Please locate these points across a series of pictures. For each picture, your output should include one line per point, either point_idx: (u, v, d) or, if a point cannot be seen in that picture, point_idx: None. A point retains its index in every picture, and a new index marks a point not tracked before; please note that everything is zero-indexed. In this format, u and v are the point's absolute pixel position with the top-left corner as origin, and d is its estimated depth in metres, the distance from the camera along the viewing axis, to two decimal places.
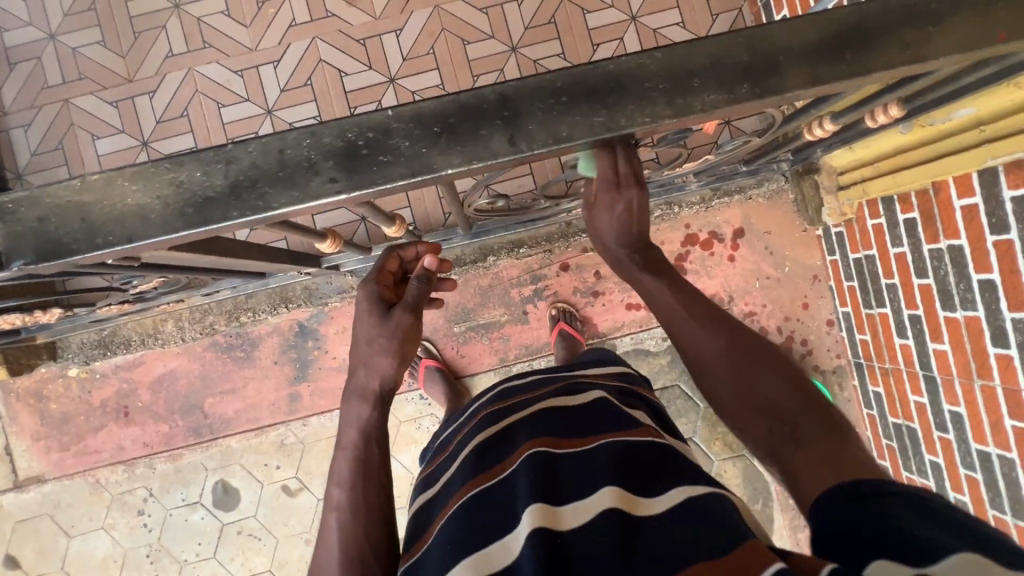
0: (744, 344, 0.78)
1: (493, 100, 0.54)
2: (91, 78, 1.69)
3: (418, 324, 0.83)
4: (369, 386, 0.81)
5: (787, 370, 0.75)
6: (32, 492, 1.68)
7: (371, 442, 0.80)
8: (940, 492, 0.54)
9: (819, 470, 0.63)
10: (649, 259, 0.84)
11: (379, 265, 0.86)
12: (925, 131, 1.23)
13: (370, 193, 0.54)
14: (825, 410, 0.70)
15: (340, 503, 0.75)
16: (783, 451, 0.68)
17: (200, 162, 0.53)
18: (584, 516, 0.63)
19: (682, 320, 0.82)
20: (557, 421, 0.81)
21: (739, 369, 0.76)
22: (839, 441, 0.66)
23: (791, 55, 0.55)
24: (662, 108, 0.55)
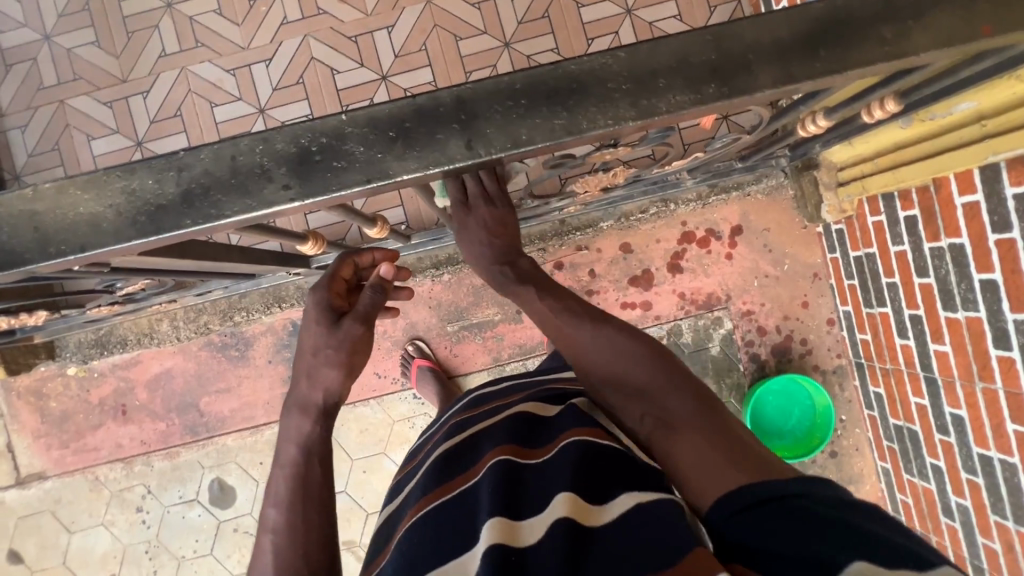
0: (615, 338, 0.84)
1: (449, 102, 0.52)
2: (85, 78, 1.70)
3: (367, 336, 0.86)
4: (312, 399, 0.81)
5: (658, 357, 0.81)
6: (34, 489, 1.71)
7: (312, 460, 0.77)
8: (811, 492, 0.59)
9: (690, 456, 0.68)
10: (519, 269, 0.96)
11: (332, 272, 0.90)
12: (925, 127, 1.19)
13: (324, 200, 0.53)
14: (694, 393, 0.76)
15: (275, 524, 0.72)
16: (661, 441, 0.73)
17: (151, 169, 0.52)
18: (540, 531, 0.63)
19: (555, 324, 0.89)
20: (519, 431, 0.82)
21: (614, 365, 0.82)
22: (704, 420, 0.72)
23: (761, 53, 0.53)
24: (625, 109, 0.53)
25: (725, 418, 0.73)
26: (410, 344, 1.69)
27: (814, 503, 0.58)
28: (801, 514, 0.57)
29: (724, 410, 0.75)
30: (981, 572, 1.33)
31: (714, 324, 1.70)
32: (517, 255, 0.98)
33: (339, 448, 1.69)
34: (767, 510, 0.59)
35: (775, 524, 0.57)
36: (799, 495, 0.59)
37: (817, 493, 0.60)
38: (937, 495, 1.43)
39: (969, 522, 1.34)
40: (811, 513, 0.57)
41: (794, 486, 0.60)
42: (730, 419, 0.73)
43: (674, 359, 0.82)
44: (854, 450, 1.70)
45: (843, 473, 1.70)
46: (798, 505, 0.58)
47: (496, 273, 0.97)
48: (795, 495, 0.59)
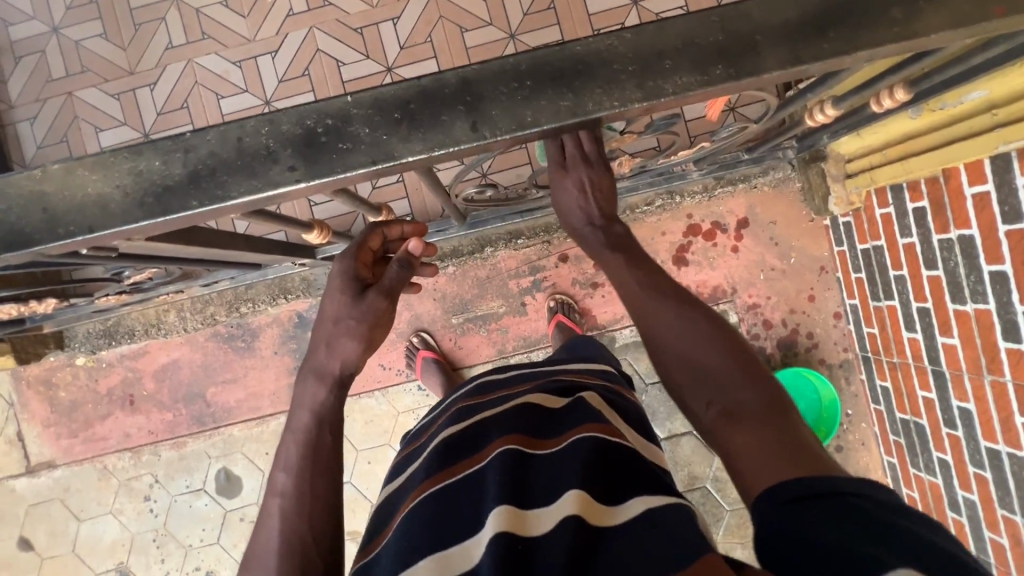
0: (699, 320, 0.80)
1: (454, 84, 0.52)
2: (94, 70, 1.71)
3: (391, 309, 0.86)
4: (328, 367, 0.80)
5: (737, 348, 0.78)
6: (44, 477, 1.73)
7: (323, 428, 0.77)
8: (864, 493, 0.59)
9: (754, 453, 0.66)
10: (613, 234, 0.88)
11: (361, 241, 0.88)
12: (936, 115, 1.18)
13: (330, 181, 0.53)
14: (766, 390, 0.73)
15: (283, 489, 0.73)
16: (723, 432, 0.71)
17: (158, 150, 0.52)
18: (549, 523, 0.63)
19: (639, 297, 0.83)
20: (527, 421, 0.82)
21: (690, 345, 0.78)
22: (778, 423, 0.69)
23: (769, 34, 0.53)
24: (631, 91, 0.53)
25: (794, 421, 0.71)
26: (414, 335, 1.69)
27: (868, 503, 0.58)
28: (856, 513, 0.57)
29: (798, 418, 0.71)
30: (987, 567, 1.32)
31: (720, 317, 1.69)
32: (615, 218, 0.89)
33: (344, 439, 1.70)
34: (824, 504, 0.58)
35: (830, 516, 0.57)
36: (853, 494, 0.59)
37: (874, 495, 0.59)
38: (943, 490, 1.43)
39: (976, 516, 1.33)
40: (859, 513, 0.57)
41: (852, 486, 0.59)
42: (795, 419, 0.71)
43: (753, 355, 0.78)
44: (860, 444, 1.69)
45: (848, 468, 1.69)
46: (853, 503, 0.58)
47: (585, 237, 0.89)
48: (853, 493, 0.59)
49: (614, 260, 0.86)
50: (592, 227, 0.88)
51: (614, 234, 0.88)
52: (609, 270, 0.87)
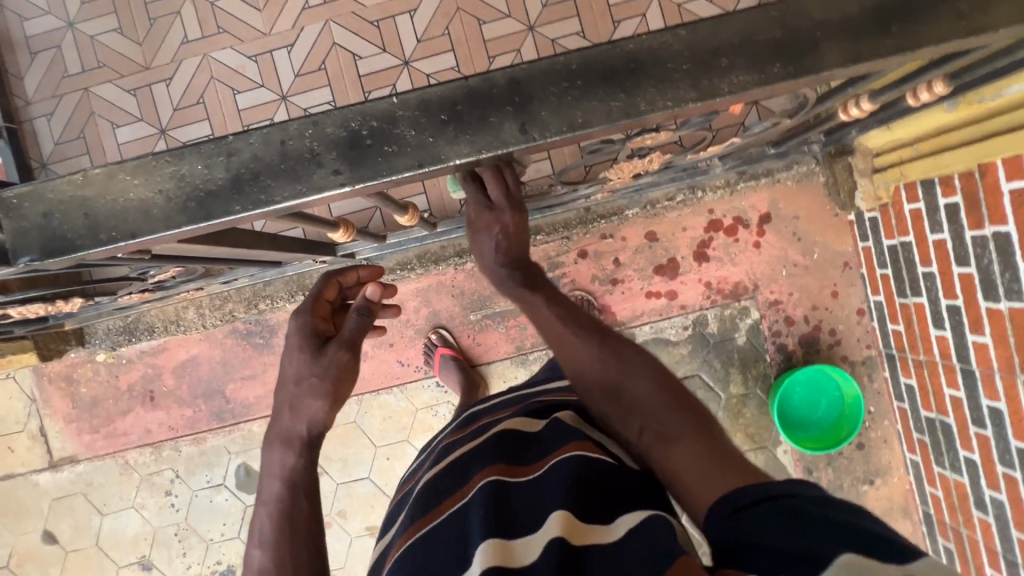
0: (620, 355, 0.89)
1: (503, 84, 0.50)
2: (109, 66, 1.70)
3: (354, 360, 0.85)
4: (296, 430, 0.81)
5: (659, 377, 0.86)
6: (66, 472, 1.74)
7: (297, 494, 0.77)
8: (797, 491, 0.61)
9: (689, 467, 0.73)
10: (529, 274, 0.99)
11: (316, 294, 0.89)
12: (972, 110, 1.15)
13: (374, 185, 0.52)
14: (692, 412, 0.81)
15: (261, 564, 0.72)
16: (661, 453, 0.77)
17: (201, 154, 0.51)
18: (535, 551, 0.62)
19: (563, 337, 0.93)
20: (506, 447, 0.80)
21: (616, 378, 0.86)
22: (703, 437, 0.77)
23: (829, 29, 0.51)
24: (685, 91, 0.51)
25: (721, 437, 0.78)
26: (433, 332, 1.68)
27: (800, 500, 0.59)
28: (789, 509, 0.58)
29: (720, 431, 0.79)
30: (1014, 567, 1.31)
31: (741, 313, 1.68)
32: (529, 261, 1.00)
33: (363, 435, 1.71)
34: (759, 509, 0.60)
35: (765, 519, 0.58)
36: (788, 494, 0.61)
37: (806, 493, 0.61)
38: (969, 489, 1.41)
39: (1003, 516, 1.31)
40: (797, 510, 0.58)
41: (782, 488, 0.62)
42: (719, 432, 0.79)
43: (672, 378, 0.87)
44: (882, 442, 1.67)
45: (870, 465, 1.68)
46: (786, 502, 0.59)
47: (500, 276, 0.98)
48: (783, 494, 0.61)
49: (534, 299, 0.97)
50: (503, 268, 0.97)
51: (529, 273, 0.99)
52: (531, 313, 0.98)
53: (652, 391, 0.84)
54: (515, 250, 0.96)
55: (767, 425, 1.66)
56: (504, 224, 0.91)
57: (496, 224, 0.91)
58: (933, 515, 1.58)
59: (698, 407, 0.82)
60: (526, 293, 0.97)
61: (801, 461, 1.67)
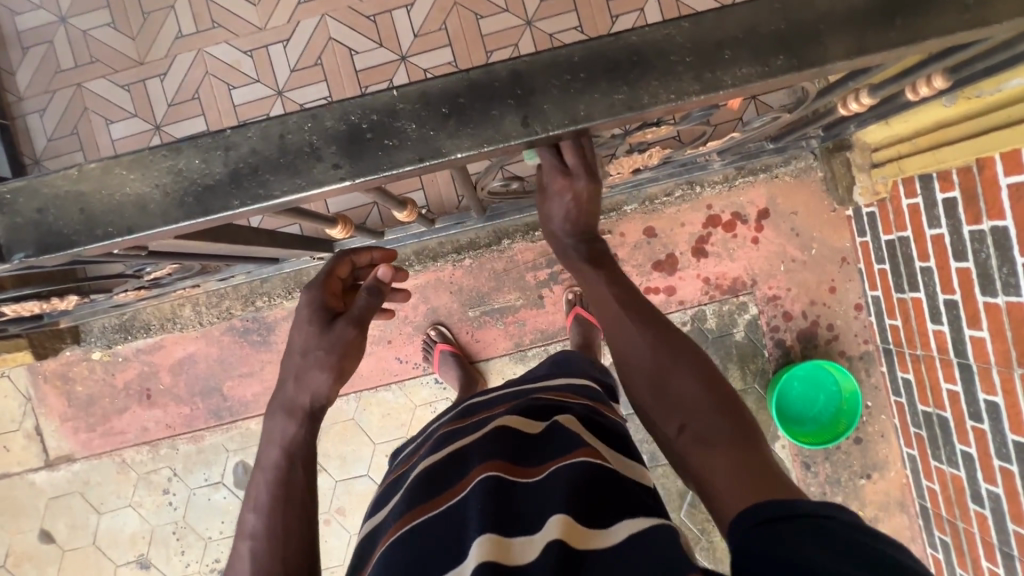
0: (672, 345, 0.85)
1: (505, 76, 0.50)
2: (103, 61, 1.68)
3: (362, 339, 0.85)
4: (298, 401, 0.80)
5: (708, 374, 0.82)
6: (63, 471, 1.73)
7: (295, 464, 0.76)
8: (828, 514, 0.60)
9: (726, 475, 0.71)
10: (595, 250, 0.90)
11: (329, 270, 0.88)
12: (972, 104, 1.15)
13: (375, 179, 0.51)
14: (736, 414, 0.78)
15: (254, 531, 0.72)
16: (699, 455, 0.75)
17: (198, 148, 0.50)
18: (533, 551, 0.62)
19: (616, 318, 0.87)
20: (508, 444, 0.80)
21: (665, 370, 0.83)
22: (745, 445, 0.74)
23: (833, 21, 0.50)
24: (689, 83, 0.51)
25: (762, 446, 0.76)
26: (432, 328, 1.68)
27: (832, 522, 0.59)
28: (819, 529, 0.58)
29: (762, 439, 0.77)
30: (1010, 559, 1.32)
31: (739, 309, 1.68)
32: (596, 236, 0.91)
33: (361, 432, 1.70)
34: (788, 523, 0.60)
35: (792, 534, 0.58)
36: (819, 514, 0.60)
37: (837, 515, 0.61)
38: (966, 482, 1.42)
39: (999, 509, 1.32)
40: (825, 531, 0.58)
41: (815, 507, 0.61)
42: (761, 441, 0.77)
43: (721, 376, 0.83)
44: (880, 436, 1.68)
45: (868, 460, 1.69)
46: (817, 521, 0.59)
47: (566, 247, 0.90)
48: (816, 513, 0.60)
49: (590, 272, 0.90)
50: (570, 239, 0.90)
51: (595, 247, 0.91)
52: (585, 286, 0.91)
53: (698, 389, 0.81)
54: (581, 224, 0.87)
55: (765, 420, 1.67)
56: (577, 193, 0.79)
57: (568, 191, 0.79)
58: (930, 509, 1.60)
59: (743, 412, 0.79)
60: (585, 267, 0.90)
61: (799, 455, 1.68)
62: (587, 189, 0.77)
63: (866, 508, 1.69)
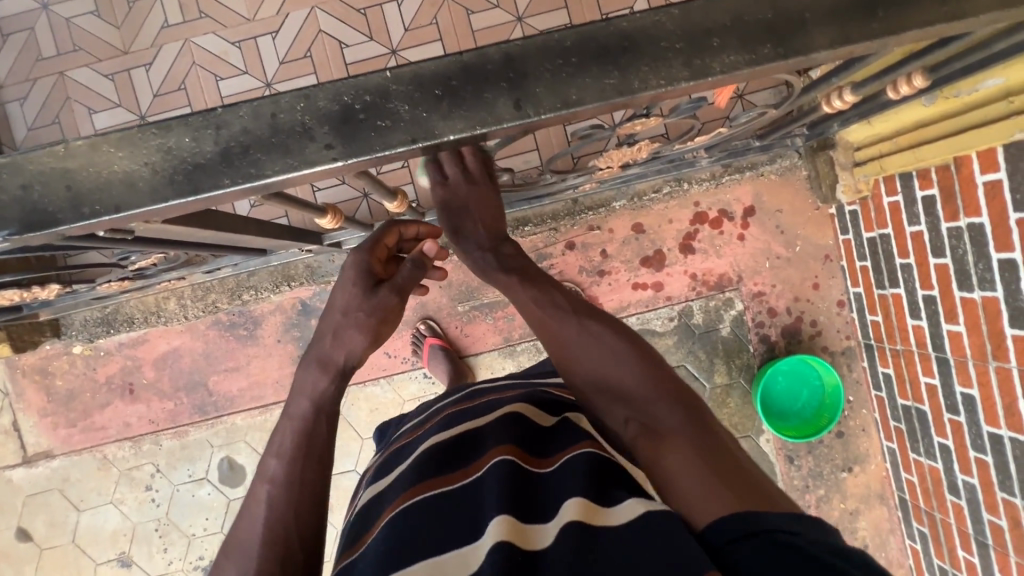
0: (603, 341, 0.86)
1: (497, 60, 0.50)
2: (86, 49, 1.65)
3: (400, 306, 0.89)
4: (333, 357, 0.83)
5: (653, 365, 0.84)
6: (41, 467, 1.70)
7: (320, 417, 0.78)
8: (804, 533, 0.61)
9: (674, 468, 0.72)
10: (504, 257, 0.96)
11: (377, 238, 0.91)
12: (949, 104, 1.18)
13: (367, 159, 0.51)
14: (685, 403, 0.79)
15: (274, 475, 0.73)
16: (646, 449, 0.76)
17: (189, 127, 0.50)
18: (550, 535, 0.63)
19: (546, 324, 0.90)
20: (525, 431, 0.80)
21: (601, 367, 0.85)
22: (692, 435, 0.75)
23: (819, 11, 0.51)
24: (679, 70, 0.52)
25: (715, 434, 0.76)
26: (421, 323, 1.68)
27: (805, 541, 0.60)
28: (789, 549, 0.59)
29: (712, 426, 0.77)
30: (985, 547, 1.35)
31: (725, 305, 1.70)
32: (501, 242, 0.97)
33: (349, 427, 1.69)
34: (760, 541, 0.61)
35: (762, 555, 0.59)
36: (795, 533, 0.61)
37: (815, 537, 0.61)
38: (943, 473, 1.46)
39: (975, 499, 1.36)
40: (802, 552, 0.59)
41: (789, 524, 0.62)
42: (714, 429, 0.77)
43: (661, 366, 0.84)
44: (861, 430, 1.72)
45: (849, 453, 1.72)
46: (790, 539, 0.60)
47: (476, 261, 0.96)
48: (786, 530, 0.61)
49: (511, 282, 0.93)
50: (482, 250, 0.96)
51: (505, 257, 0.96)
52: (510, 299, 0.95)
53: (638, 381, 0.82)
54: (483, 232, 0.95)
55: (751, 414, 1.70)
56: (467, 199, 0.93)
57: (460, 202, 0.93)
58: (908, 501, 1.63)
59: (688, 401, 0.80)
60: (502, 275, 0.94)
61: (783, 448, 1.70)
62: (473, 192, 0.92)
63: (847, 500, 1.72)
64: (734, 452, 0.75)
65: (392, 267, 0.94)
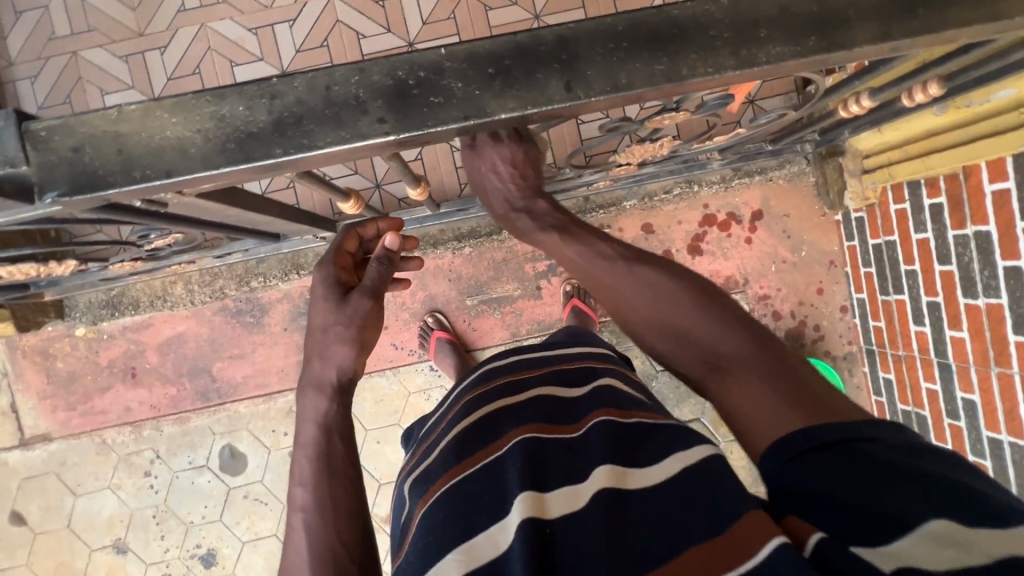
0: (658, 286, 0.85)
1: (551, 42, 0.51)
2: (101, 30, 1.64)
3: (378, 307, 0.87)
4: (325, 377, 0.83)
5: (707, 299, 0.83)
6: (38, 451, 1.67)
7: (332, 436, 0.79)
8: (879, 439, 0.59)
9: (738, 398, 0.71)
10: (540, 214, 0.94)
11: (338, 247, 0.92)
12: (961, 113, 1.20)
13: (419, 135, 0.52)
14: (744, 328, 0.78)
15: (304, 503, 0.74)
16: (713, 386, 0.75)
17: (243, 95, 0.50)
18: (580, 502, 0.64)
19: (594, 275, 0.90)
20: (543, 411, 0.83)
21: (658, 313, 0.84)
22: (760, 364, 0.73)
23: (862, 8, 0.53)
24: (726, 59, 0.53)
25: (780, 353, 0.75)
26: (428, 316, 1.68)
27: (882, 447, 0.58)
28: (865, 459, 0.57)
29: (783, 352, 0.75)
30: None
31: None
32: (540, 196, 0.95)
33: (354, 418, 1.69)
34: (834, 453, 0.59)
35: (837, 467, 0.57)
36: (868, 440, 0.59)
37: (887, 437, 0.59)
38: None
39: None
40: (876, 459, 0.57)
41: (863, 432, 0.60)
42: (785, 354, 0.75)
43: (720, 304, 0.82)
44: None
45: None
46: (865, 449, 0.58)
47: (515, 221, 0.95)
48: (863, 439, 0.59)
49: (552, 240, 0.93)
50: (522, 213, 0.94)
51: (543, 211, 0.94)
52: (559, 258, 0.95)
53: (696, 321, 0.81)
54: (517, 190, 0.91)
55: None
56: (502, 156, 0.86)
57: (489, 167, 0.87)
58: None
59: (752, 331, 0.78)
60: (550, 237, 0.93)
61: None
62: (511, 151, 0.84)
63: None
64: (804, 371, 0.72)
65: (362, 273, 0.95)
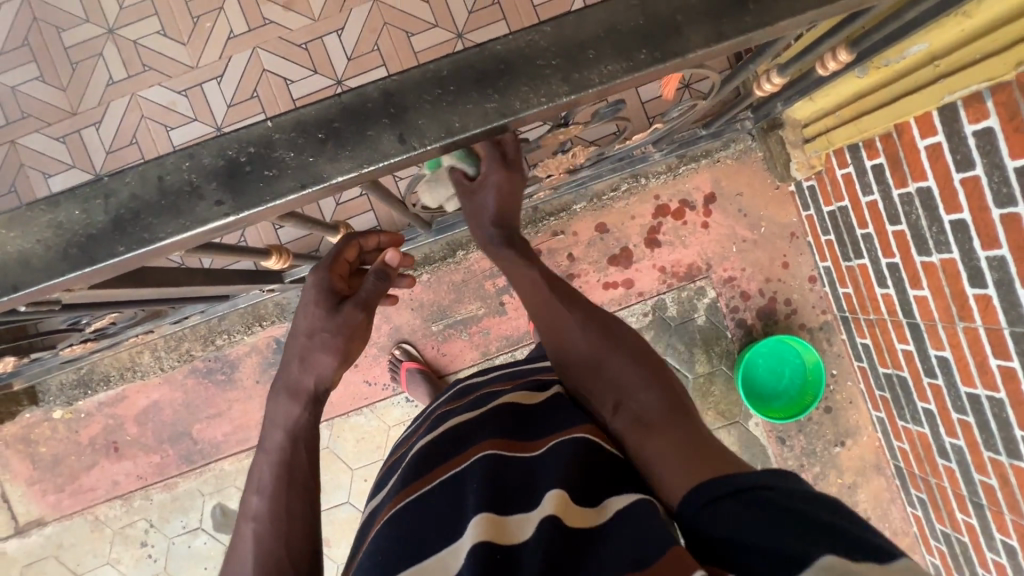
0: (608, 334, 0.88)
1: (377, 96, 0.51)
2: (34, 115, 1.66)
3: (367, 321, 0.84)
4: (303, 383, 0.80)
5: (643, 359, 0.85)
6: (34, 536, 1.69)
7: (298, 445, 0.76)
8: (778, 484, 0.60)
9: (659, 449, 0.71)
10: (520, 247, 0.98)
11: (336, 253, 0.86)
12: (882, 72, 1.18)
13: (260, 211, 0.51)
14: (663, 388, 0.81)
15: (257, 512, 0.71)
16: (636, 436, 0.75)
17: (76, 199, 0.50)
18: (531, 527, 0.62)
19: (552, 308, 0.92)
20: (509, 423, 0.81)
21: (601, 356, 0.85)
22: (677, 422, 0.75)
23: (690, 12, 0.52)
24: (558, 85, 0.52)
25: (690, 420, 0.77)
26: (396, 348, 1.68)
27: (783, 493, 0.59)
28: (769, 505, 0.57)
29: (698, 422, 0.77)
30: (980, 508, 1.35)
31: (698, 294, 1.70)
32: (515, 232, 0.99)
33: (338, 460, 1.69)
34: (738, 500, 0.59)
35: (744, 513, 0.57)
36: (771, 487, 0.60)
37: (788, 486, 0.60)
38: (931, 438, 1.46)
39: (964, 461, 1.35)
40: (774, 503, 0.57)
41: (765, 478, 0.61)
42: (695, 422, 0.77)
43: (657, 368, 0.85)
44: (848, 403, 1.72)
45: (840, 428, 1.72)
46: (768, 495, 0.58)
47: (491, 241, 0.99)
48: (764, 485, 0.60)
49: (522, 265, 0.96)
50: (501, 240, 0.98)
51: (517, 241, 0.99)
52: (524, 286, 0.97)
53: (631, 374, 0.82)
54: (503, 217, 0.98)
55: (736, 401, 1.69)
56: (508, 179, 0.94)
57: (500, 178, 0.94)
58: (904, 468, 1.63)
59: (678, 397, 0.80)
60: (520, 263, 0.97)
61: (772, 430, 1.70)
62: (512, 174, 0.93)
63: (844, 474, 1.72)
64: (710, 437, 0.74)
65: (357, 281, 0.89)
